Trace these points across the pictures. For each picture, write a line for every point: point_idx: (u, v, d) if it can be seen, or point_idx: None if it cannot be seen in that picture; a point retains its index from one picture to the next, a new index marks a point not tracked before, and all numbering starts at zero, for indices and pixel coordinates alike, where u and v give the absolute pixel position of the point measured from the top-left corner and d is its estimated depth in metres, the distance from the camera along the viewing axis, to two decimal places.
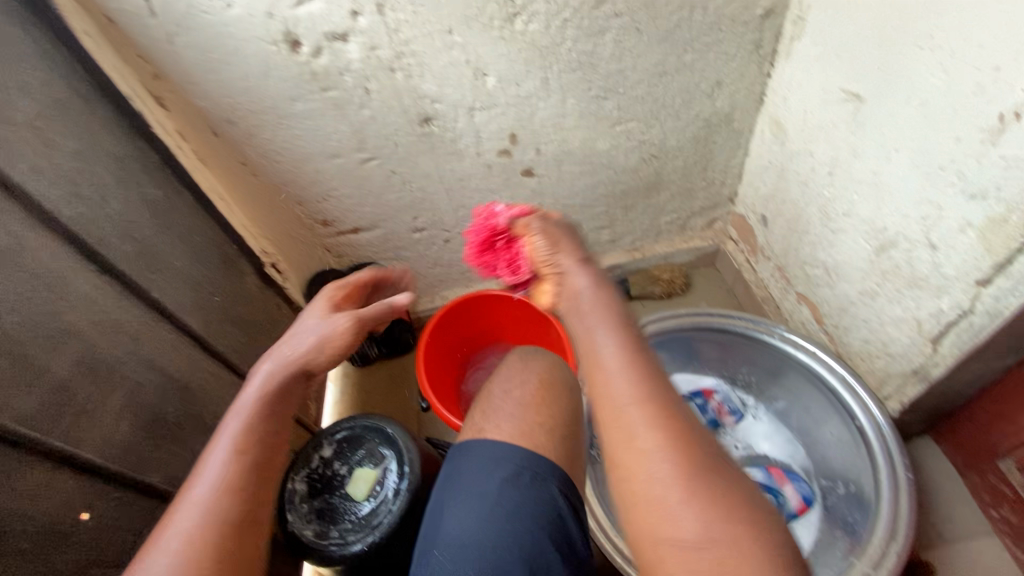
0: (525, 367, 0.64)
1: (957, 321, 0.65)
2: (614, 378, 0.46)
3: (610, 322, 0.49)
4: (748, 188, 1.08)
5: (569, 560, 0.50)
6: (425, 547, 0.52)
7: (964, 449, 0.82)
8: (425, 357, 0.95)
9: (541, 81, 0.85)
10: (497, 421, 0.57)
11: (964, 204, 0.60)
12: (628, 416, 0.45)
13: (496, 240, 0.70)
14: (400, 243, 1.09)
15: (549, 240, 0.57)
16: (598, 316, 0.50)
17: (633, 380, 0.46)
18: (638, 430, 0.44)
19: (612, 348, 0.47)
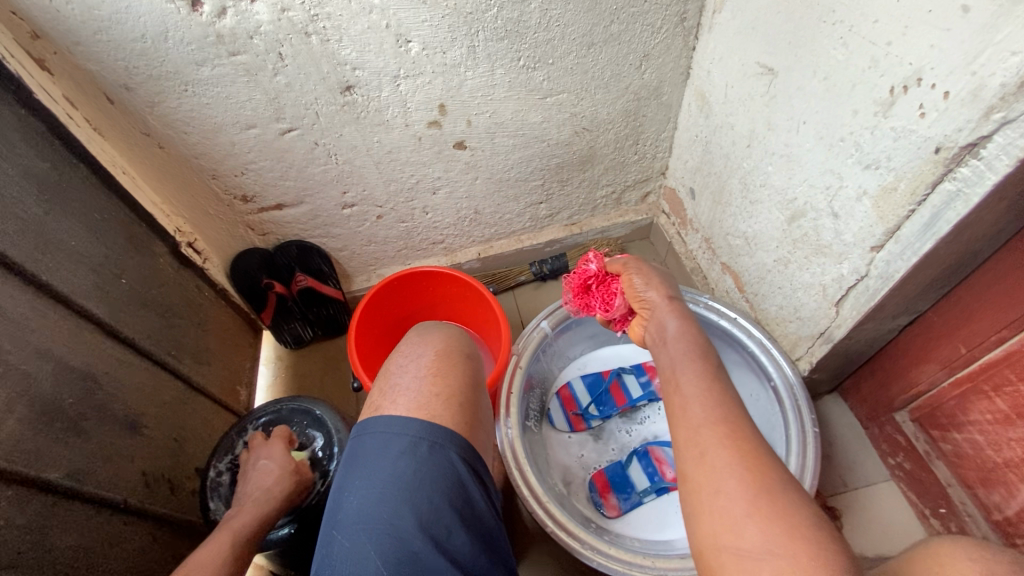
0: (423, 343, 0.65)
1: (856, 285, 0.70)
2: (689, 401, 0.52)
3: (689, 345, 0.58)
4: (678, 161, 1.10)
5: (467, 521, 0.52)
6: (326, 531, 0.51)
7: (866, 404, 0.89)
8: (357, 338, 0.92)
9: (468, 50, 0.83)
10: (393, 398, 0.57)
11: (861, 174, 0.63)
12: (701, 434, 0.49)
13: (589, 284, 0.82)
14: (329, 219, 1.05)
15: (644, 278, 0.67)
16: (680, 340, 0.59)
17: (704, 400, 0.51)
18: (709, 445, 0.48)
19: (691, 371, 0.54)
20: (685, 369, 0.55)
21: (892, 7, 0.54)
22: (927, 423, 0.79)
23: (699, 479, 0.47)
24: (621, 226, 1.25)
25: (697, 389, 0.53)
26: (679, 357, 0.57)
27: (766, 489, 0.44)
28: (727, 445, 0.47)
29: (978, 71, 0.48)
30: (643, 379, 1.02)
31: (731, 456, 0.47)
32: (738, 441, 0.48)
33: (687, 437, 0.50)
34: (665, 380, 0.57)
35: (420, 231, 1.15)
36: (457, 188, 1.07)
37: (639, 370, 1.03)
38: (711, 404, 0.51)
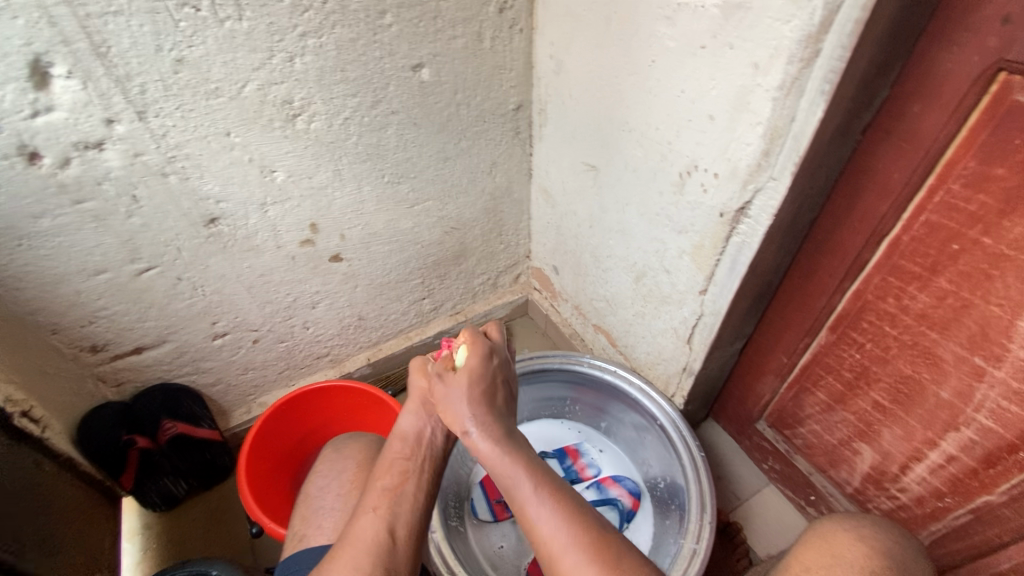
0: (340, 460, 0.74)
1: (697, 324, 0.85)
2: (541, 520, 0.53)
3: (527, 467, 0.56)
4: (538, 245, 1.25)
5: None
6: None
7: (735, 422, 1.05)
8: (248, 479, 0.85)
9: (334, 172, 0.89)
10: (318, 523, 0.64)
11: (677, 237, 0.80)
12: (566, 554, 0.51)
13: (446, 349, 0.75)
14: (198, 354, 0.98)
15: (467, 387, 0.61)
16: (519, 465, 0.57)
17: (556, 519, 0.53)
18: (571, 561, 0.50)
19: (536, 496, 0.54)
20: (518, 479, 0.56)
21: (665, 118, 0.73)
22: (780, 426, 0.95)
23: None
24: (500, 308, 1.34)
25: (547, 505, 0.53)
26: (505, 465, 0.57)
27: None
28: (591, 558, 0.50)
29: (729, 157, 0.66)
30: (565, 463, 1.09)
31: (592, 565, 0.50)
32: (588, 549, 0.51)
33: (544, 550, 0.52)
34: (518, 508, 0.55)
35: (303, 348, 1.11)
36: (337, 299, 1.08)
37: (561, 455, 1.09)
38: (560, 521, 0.52)
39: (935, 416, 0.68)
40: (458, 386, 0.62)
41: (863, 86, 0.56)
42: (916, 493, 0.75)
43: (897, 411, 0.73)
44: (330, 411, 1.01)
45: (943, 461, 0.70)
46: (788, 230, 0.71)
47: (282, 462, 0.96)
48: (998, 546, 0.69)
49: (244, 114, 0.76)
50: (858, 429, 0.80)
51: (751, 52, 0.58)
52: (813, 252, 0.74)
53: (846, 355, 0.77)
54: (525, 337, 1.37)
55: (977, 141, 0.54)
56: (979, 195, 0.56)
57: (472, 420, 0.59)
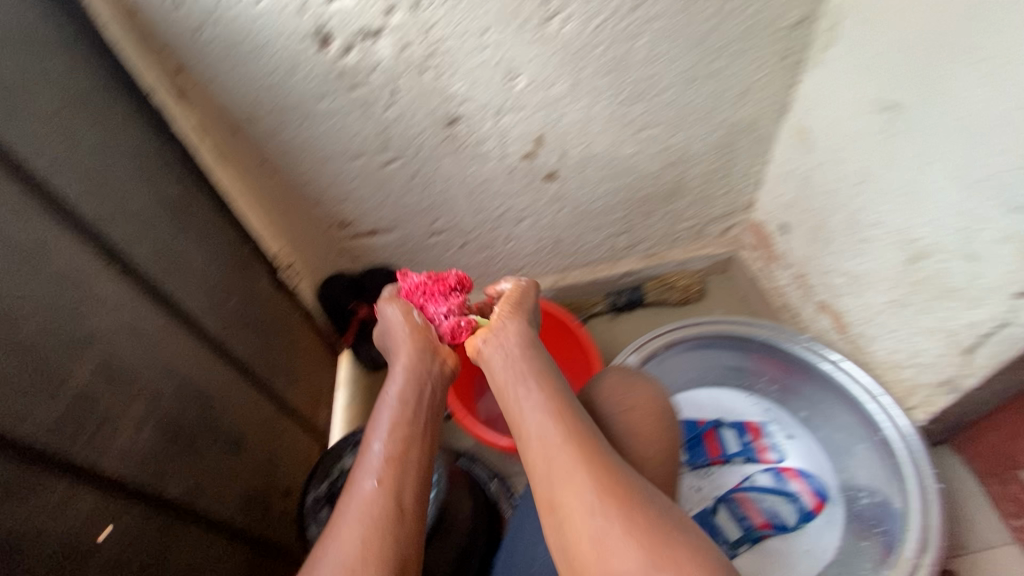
0: None
1: (995, 333, 0.66)
2: (528, 417, 0.54)
3: (533, 368, 0.58)
4: (767, 196, 1.07)
5: None
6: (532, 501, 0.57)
7: (990, 460, 0.83)
8: None
9: (572, 84, 0.84)
10: None
11: (1009, 216, 0.61)
12: (558, 457, 0.50)
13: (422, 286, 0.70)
14: (415, 246, 1.07)
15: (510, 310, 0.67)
16: (525, 362, 0.59)
17: (540, 420, 0.53)
18: (577, 473, 0.48)
19: (531, 393, 0.55)
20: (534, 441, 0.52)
21: None
22: None
23: (566, 502, 0.48)
24: (699, 260, 1.22)
25: (537, 409, 0.54)
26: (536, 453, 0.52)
27: (629, 506, 0.46)
28: (586, 466, 0.49)
29: None
30: (744, 438, 0.96)
31: (593, 478, 0.48)
32: (599, 462, 0.49)
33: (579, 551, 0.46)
34: (507, 404, 0.57)
35: (499, 260, 1.15)
36: (540, 218, 1.07)
37: (740, 428, 0.97)
38: (571, 431, 0.52)
39: None
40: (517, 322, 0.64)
41: None
42: None
43: None
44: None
45: None
46: None
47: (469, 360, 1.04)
48: None
49: (504, 12, 0.73)
50: None
51: None
52: None
53: None
54: (720, 296, 1.24)
55: None
56: None
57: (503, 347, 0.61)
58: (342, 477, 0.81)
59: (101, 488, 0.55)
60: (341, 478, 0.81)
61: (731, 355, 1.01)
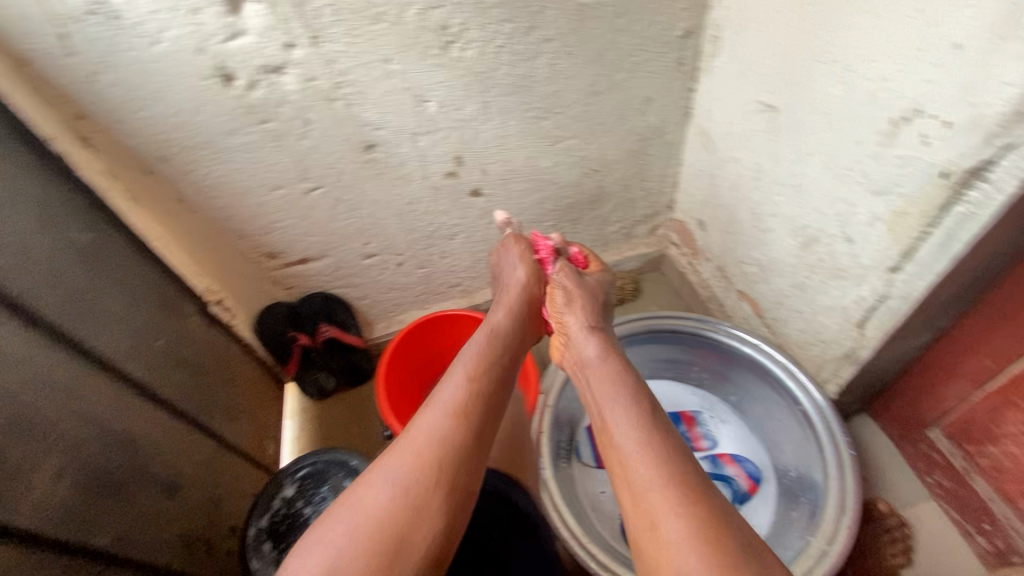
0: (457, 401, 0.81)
1: (877, 307, 0.71)
2: (624, 443, 0.60)
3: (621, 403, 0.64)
4: (685, 194, 1.14)
5: None
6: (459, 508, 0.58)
7: (898, 423, 0.90)
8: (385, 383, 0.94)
9: (482, 104, 0.88)
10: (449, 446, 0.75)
11: (872, 200, 0.66)
12: (650, 497, 0.54)
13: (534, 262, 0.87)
14: (351, 270, 1.09)
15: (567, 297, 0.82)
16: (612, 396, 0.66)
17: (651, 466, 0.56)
18: (654, 496, 0.54)
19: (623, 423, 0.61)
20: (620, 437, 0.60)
21: (886, 49, 0.58)
22: (962, 439, 0.79)
23: (647, 535, 0.53)
24: (632, 259, 1.28)
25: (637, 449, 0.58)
26: (627, 441, 0.60)
27: (697, 522, 0.51)
28: (652, 475, 0.55)
29: (975, 100, 0.51)
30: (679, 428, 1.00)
31: (664, 497, 0.53)
32: (667, 486, 0.54)
33: (639, 522, 0.54)
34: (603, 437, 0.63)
35: (439, 277, 1.18)
36: (472, 233, 1.10)
37: (677, 418, 1.01)
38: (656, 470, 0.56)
39: None
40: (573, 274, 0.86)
41: None
42: None
43: None
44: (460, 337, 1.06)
45: None
46: None
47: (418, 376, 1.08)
48: None
49: (405, 40, 0.76)
50: None
51: None
52: None
53: None
54: (654, 293, 1.30)
55: None
56: None
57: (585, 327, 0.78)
58: (283, 507, 0.82)
59: (14, 545, 0.53)
60: (282, 508, 0.82)
61: (664, 349, 1.05)
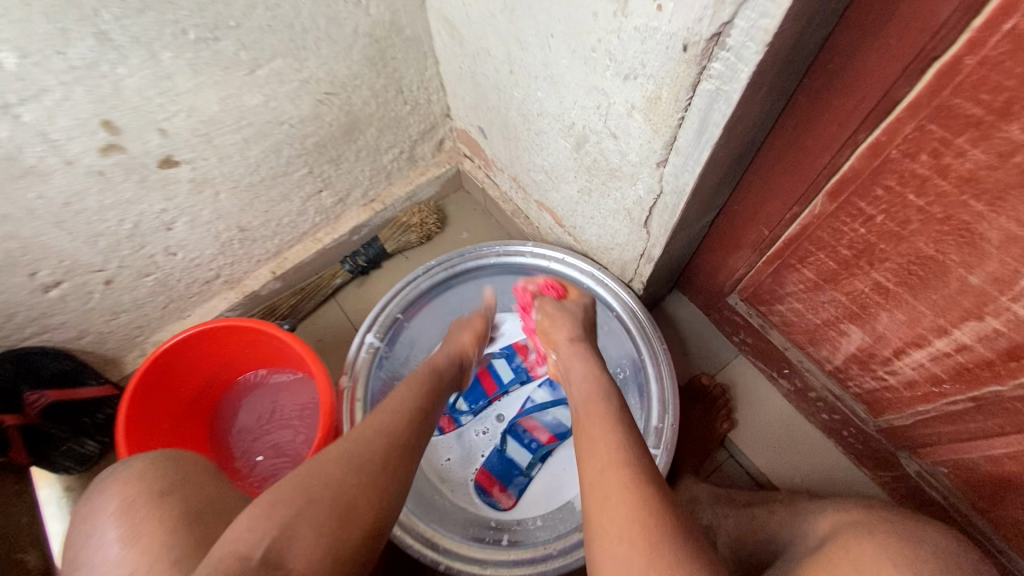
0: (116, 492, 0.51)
1: (656, 204, 0.64)
2: (597, 433, 0.52)
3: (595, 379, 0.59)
4: (455, 99, 0.95)
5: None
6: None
7: (703, 295, 0.91)
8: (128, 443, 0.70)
9: (98, 38, 0.58)
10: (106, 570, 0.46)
11: (625, 86, 0.54)
12: (614, 518, 0.44)
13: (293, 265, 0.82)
14: (35, 311, 0.78)
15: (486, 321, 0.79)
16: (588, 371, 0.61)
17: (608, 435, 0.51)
18: (618, 512, 0.44)
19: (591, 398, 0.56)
20: (594, 408, 0.55)
21: None
22: (754, 301, 0.80)
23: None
24: (425, 186, 1.10)
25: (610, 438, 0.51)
26: (596, 414, 0.54)
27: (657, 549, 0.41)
28: (625, 493, 0.45)
29: None
30: (515, 361, 0.93)
31: (632, 520, 0.43)
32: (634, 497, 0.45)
33: (597, 514, 0.46)
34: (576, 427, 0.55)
35: (180, 277, 0.90)
36: (197, 214, 0.83)
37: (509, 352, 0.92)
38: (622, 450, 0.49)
39: (953, 302, 0.53)
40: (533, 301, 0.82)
41: None
42: (908, 377, 0.64)
43: (904, 295, 0.57)
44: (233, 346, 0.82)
45: (951, 349, 0.57)
46: (782, 68, 0.46)
47: (191, 411, 0.83)
48: (992, 432, 0.60)
49: None
50: (850, 311, 0.65)
51: None
52: (821, 86, 0.50)
53: (847, 230, 0.58)
54: (461, 216, 1.15)
55: None
56: None
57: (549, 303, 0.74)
58: None
59: None
60: None
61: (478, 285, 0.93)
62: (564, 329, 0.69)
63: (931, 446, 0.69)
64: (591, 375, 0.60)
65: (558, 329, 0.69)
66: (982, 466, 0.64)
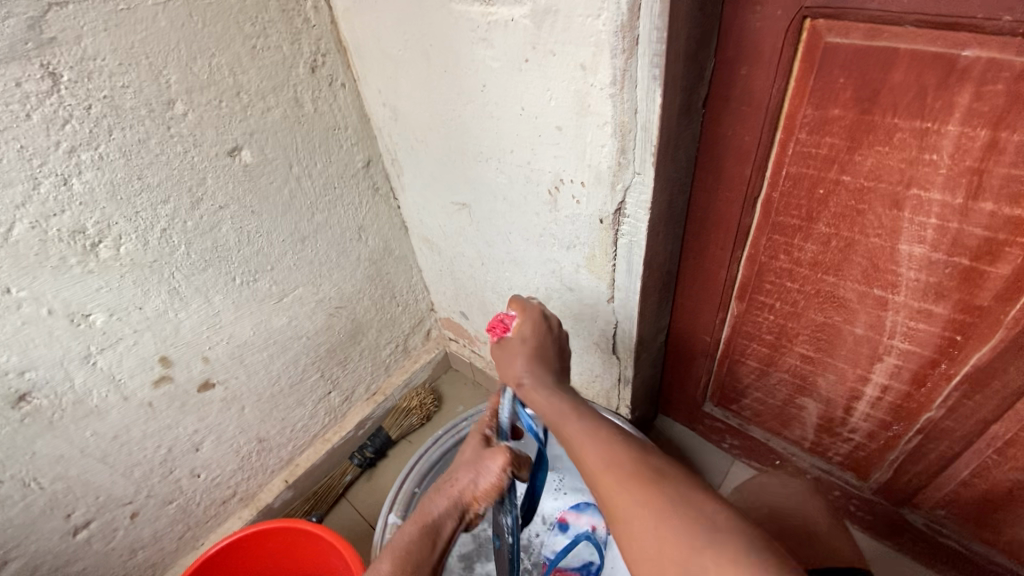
0: None
1: (616, 332, 0.81)
2: (571, 425, 0.54)
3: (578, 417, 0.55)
4: (437, 295, 1.17)
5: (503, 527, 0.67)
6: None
7: (684, 411, 1.02)
8: None
9: (169, 292, 0.75)
10: None
11: (569, 253, 0.76)
12: (607, 476, 0.47)
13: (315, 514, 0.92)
14: (58, 561, 0.78)
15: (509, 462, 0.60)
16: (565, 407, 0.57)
17: (581, 425, 0.54)
18: (608, 475, 0.47)
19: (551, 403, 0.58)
20: (571, 417, 0.56)
21: (516, 139, 0.68)
22: (725, 402, 0.92)
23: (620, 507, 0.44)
24: (419, 371, 1.24)
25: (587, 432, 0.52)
26: (558, 409, 0.57)
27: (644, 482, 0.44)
28: (610, 466, 0.47)
29: (590, 162, 0.63)
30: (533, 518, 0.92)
31: (621, 479, 0.45)
32: (621, 461, 0.47)
33: (599, 492, 0.47)
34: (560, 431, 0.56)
35: (200, 500, 0.93)
36: (223, 431, 0.91)
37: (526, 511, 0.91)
38: (601, 441, 0.50)
39: (858, 352, 0.68)
40: (506, 352, 0.65)
41: (690, 61, 0.54)
42: (866, 429, 0.75)
43: (824, 358, 0.72)
44: (257, 553, 0.84)
45: (879, 393, 0.70)
46: (668, 219, 0.68)
47: None
48: (951, 458, 0.69)
49: (23, 262, 0.61)
50: (796, 385, 0.79)
51: (574, 54, 0.55)
52: (699, 227, 0.72)
53: (762, 320, 0.75)
54: (454, 393, 1.28)
55: (807, 88, 0.54)
56: (826, 138, 0.55)
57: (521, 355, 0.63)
58: None
59: None
60: None
61: None
62: (516, 362, 0.63)
63: (921, 491, 0.76)
64: (552, 394, 0.59)
65: (510, 363, 0.63)
66: (965, 495, 0.71)
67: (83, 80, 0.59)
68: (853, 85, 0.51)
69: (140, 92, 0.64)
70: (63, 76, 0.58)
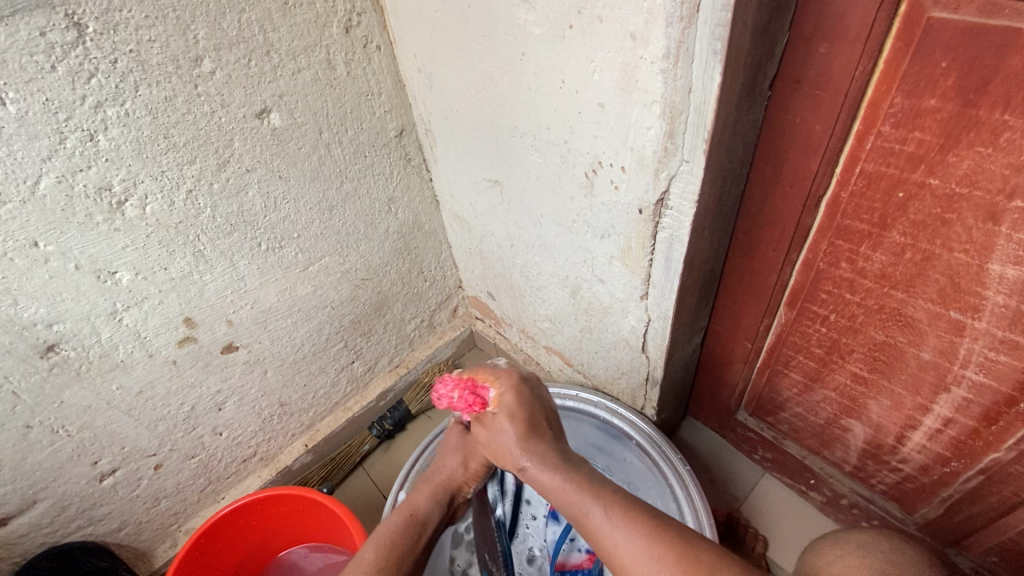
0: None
1: (647, 330, 0.75)
2: (590, 510, 0.52)
3: (595, 500, 0.53)
4: (466, 273, 1.14)
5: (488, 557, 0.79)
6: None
7: (715, 417, 0.96)
8: None
9: (195, 255, 0.75)
10: None
11: (603, 243, 0.70)
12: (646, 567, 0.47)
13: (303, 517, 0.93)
14: (85, 504, 0.81)
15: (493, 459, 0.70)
16: (575, 486, 0.55)
17: (601, 506, 0.52)
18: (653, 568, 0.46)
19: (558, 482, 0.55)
20: (589, 504, 0.53)
21: (554, 115, 0.63)
22: (760, 413, 0.86)
23: None
24: (443, 348, 1.22)
25: (611, 517, 0.51)
26: (573, 497, 0.54)
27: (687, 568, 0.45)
28: (651, 551, 0.47)
29: (633, 145, 0.57)
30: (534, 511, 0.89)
31: (661, 563, 0.46)
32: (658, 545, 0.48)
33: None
34: (578, 522, 0.53)
35: (221, 457, 0.96)
36: (246, 393, 0.93)
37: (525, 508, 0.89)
38: (626, 520, 0.50)
39: (920, 379, 0.61)
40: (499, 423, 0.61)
41: (759, 34, 0.47)
42: (918, 462, 0.68)
43: (879, 380, 0.65)
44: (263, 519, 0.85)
45: (940, 425, 0.62)
46: (716, 214, 0.61)
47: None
48: (1016, 505, 0.61)
49: (49, 216, 0.61)
50: (844, 405, 0.72)
51: (624, 20, 0.48)
52: (751, 224, 0.65)
53: (813, 331, 0.68)
54: None
55: (899, 72, 0.45)
56: (913, 134, 0.47)
57: (511, 429, 0.60)
58: None
59: None
60: None
61: None
62: (506, 440, 0.60)
63: (973, 535, 0.68)
64: (555, 474, 0.56)
65: (500, 440, 0.60)
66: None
67: (109, 32, 0.57)
68: (958, 71, 0.42)
69: (166, 47, 0.61)
70: (88, 27, 0.56)
